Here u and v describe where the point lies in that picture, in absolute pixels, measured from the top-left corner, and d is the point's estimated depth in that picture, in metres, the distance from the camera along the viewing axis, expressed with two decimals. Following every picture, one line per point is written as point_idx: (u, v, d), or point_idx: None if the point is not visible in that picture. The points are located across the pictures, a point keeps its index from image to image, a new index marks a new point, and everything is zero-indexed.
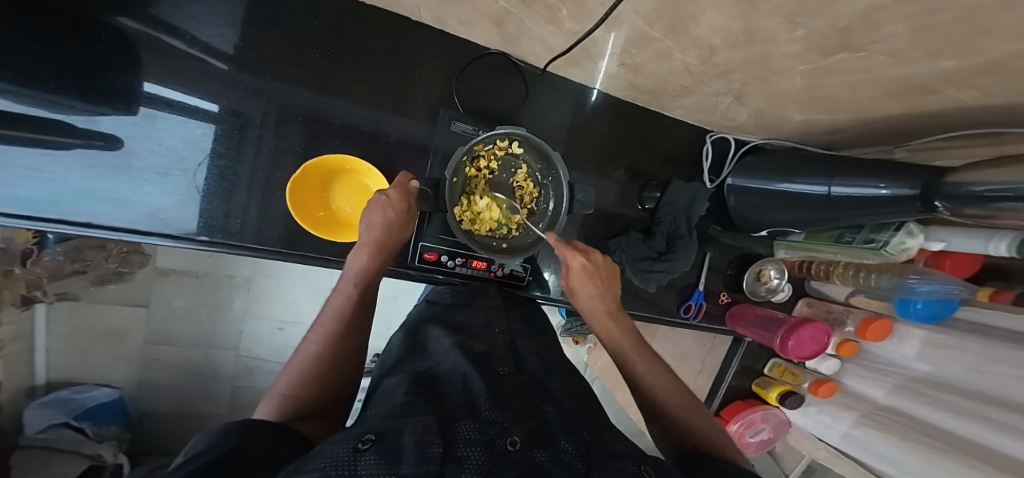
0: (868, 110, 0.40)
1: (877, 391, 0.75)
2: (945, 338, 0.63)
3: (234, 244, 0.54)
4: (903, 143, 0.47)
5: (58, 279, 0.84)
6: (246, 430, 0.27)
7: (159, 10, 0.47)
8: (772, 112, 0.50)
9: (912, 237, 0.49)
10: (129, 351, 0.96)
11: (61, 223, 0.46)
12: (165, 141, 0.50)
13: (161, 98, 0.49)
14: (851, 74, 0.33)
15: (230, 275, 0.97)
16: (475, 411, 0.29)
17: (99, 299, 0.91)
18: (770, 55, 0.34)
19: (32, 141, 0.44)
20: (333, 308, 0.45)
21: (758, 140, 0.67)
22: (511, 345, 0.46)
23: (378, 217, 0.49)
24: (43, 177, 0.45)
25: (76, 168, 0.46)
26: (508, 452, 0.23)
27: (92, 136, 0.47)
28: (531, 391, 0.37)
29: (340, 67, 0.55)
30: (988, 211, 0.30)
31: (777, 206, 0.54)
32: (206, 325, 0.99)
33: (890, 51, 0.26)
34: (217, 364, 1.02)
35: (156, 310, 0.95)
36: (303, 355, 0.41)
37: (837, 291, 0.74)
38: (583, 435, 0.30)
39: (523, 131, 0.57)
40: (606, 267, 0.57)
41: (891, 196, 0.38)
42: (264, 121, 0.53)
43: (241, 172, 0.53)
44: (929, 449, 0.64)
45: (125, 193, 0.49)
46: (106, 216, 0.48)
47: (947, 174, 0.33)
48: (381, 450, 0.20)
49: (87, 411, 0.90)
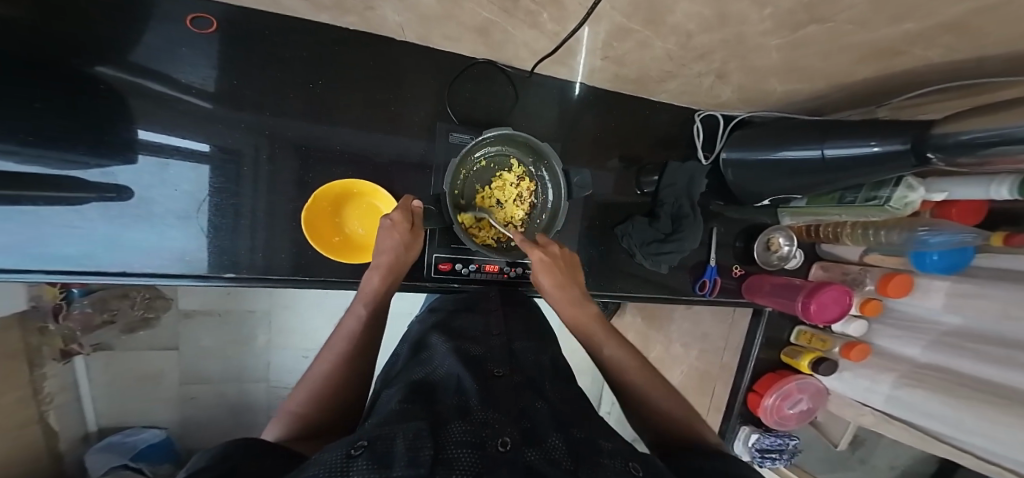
0: (852, 76, 0.40)
1: (912, 349, 0.73)
2: (968, 287, 0.63)
3: (255, 277, 0.57)
4: (884, 102, 0.48)
5: (90, 331, 0.89)
6: (241, 454, 0.27)
7: (166, 69, 0.50)
8: (756, 86, 0.50)
9: (913, 191, 0.48)
10: (166, 393, 1.00)
11: (95, 274, 0.50)
12: (178, 187, 0.52)
13: (167, 144, 0.51)
14: (824, 44, 0.33)
15: (250, 309, 1.01)
16: (466, 412, 0.30)
17: (131, 346, 0.95)
18: (743, 34, 0.34)
19: (56, 198, 0.47)
20: (345, 330, 0.47)
21: (746, 114, 0.67)
22: (507, 346, 0.46)
23: (389, 241, 0.52)
24: (75, 232, 0.49)
25: (96, 221, 0.49)
26: (499, 453, 0.24)
27: (104, 188, 0.49)
28: (524, 392, 0.37)
29: (333, 97, 0.57)
30: (979, 158, 0.30)
31: (773, 175, 0.54)
32: (235, 359, 1.02)
33: (858, 20, 0.27)
34: (252, 396, 1.06)
35: (186, 351, 0.99)
36: (316, 375, 0.43)
37: (850, 251, 0.74)
38: (574, 433, 0.31)
39: (508, 131, 0.58)
40: (569, 259, 0.59)
41: (884, 152, 0.38)
42: (266, 157, 0.56)
43: (251, 207, 0.56)
44: (976, 401, 0.61)
45: (150, 240, 0.52)
46: (135, 264, 0.52)
47: (934, 125, 0.33)
48: (373, 456, 0.21)
49: (139, 451, 0.94)
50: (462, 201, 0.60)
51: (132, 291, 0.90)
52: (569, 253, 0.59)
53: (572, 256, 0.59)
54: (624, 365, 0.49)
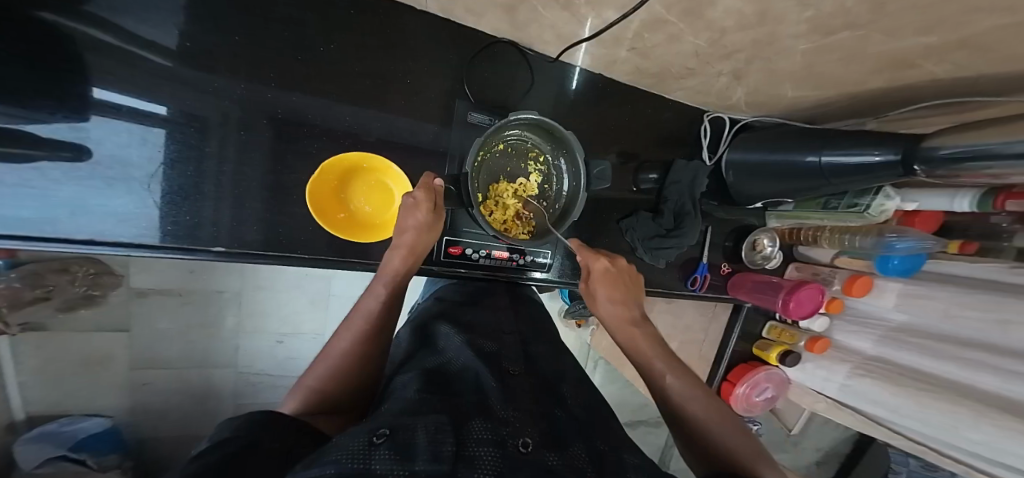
0: (857, 85, 0.44)
1: (864, 343, 0.81)
2: (915, 289, 0.71)
3: (245, 252, 0.54)
4: (879, 115, 0.52)
5: (19, 309, 0.75)
6: (261, 425, 0.28)
7: (161, 16, 0.46)
8: (768, 89, 0.53)
9: (889, 199, 0.54)
10: (115, 378, 0.92)
11: (58, 241, 0.45)
12: (160, 148, 0.48)
13: (141, 108, 0.47)
14: (846, 52, 0.36)
15: (219, 290, 0.94)
16: (487, 409, 0.31)
17: (72, 326, 0.86)
18: (775, 35, 0.36)
19: (10, 155, 0.42)
20: (364, 309, 0.45)
21: (750, 119, 0.71)
22: (520, 346, 0.49)
23: (410, 220, 0.50)
24: (29, 194, 0.43)
25: (46, 185, 0.44)
26: (521, 453, 0.26)
27: (57, 145, 0.44)
28: (540, 393, 0.39)
29: (346, 65, 0.55)
30: (955, 171, 0.34)
31: (772, 178, 0.58)
32: (199, 342, 0.96)
33: (887, 30, 0.30)
34: (217, 382, 0.99)
35: (141, 333, 0.91)
36: (335, 351, 0.42)
37: (822, 253, 0.81)
38: (597, 444, 0.33)
39: (533, 115, 0.56)
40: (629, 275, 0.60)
41: (882, 162, 0.41)
42: (270, 126, 0.53)
43: (251, 177, 0.53)
44: (917, 390, 0.70)
45: (126, 206, 0.48)
46: (106, 232, 0.47)
47: (924, 139, 0.37)
48: (394, 444, 0.22)
49: (80, 440, 0.86)
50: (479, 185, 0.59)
51: (72, 264, 0.80)
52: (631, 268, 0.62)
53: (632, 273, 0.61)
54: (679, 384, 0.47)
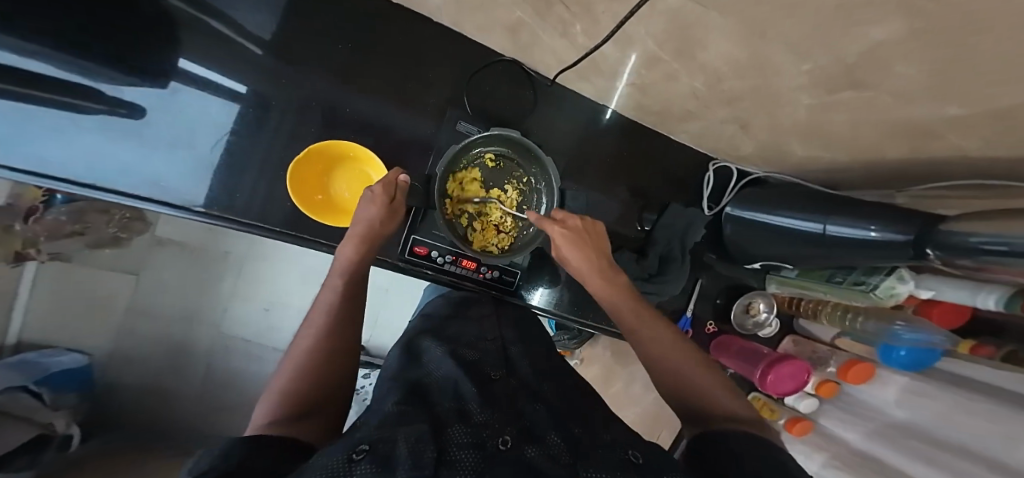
0: (869, 151, 0.40)
1: (851, 434, 0.75)
2: (923, 387, 0.62)
3: (226, 217, 0.55)
4: (903, 189, 0.45)
5: (55, 239, 0.82)
6: (245, 450, 0.28)
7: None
8: (776, 146, 0.51)
9: (902, 283, 0.50)
10: (109, 319, 0.95)
11: (66, 182, 0.49)
12: (178, 115, 0.52)
13: (195, 76, 0.52)
14: (858, 114, 0.34)
15: (226, 251, 0.98)
16: (465, 416, 0.32)
17: (93, 263, 0.91)
18: (774, 86, 0.36)
19: (61, 104, 0.48)
20: (323, 302, 0.45)
21: (762, 172, 0.65)
22: (503, 352, 0.47)
23: (366, 211, 0.49)
24: (58, 139, 0.48)
25: (94, 136, 0.49)
26: (499, 450, 0.28)
27: (117, 104, 0.50)
28: (520, 393, 0.39)
29: (358, 63, 0.57)
30: (979, 263, 0.30)
31: (774, 240, 0.55)
32: (192, 299, 0.98)
33: (896, 93, 0.27)
34: (196, 338, 0.99)
35: (147, 279, 0.95)
36: (300, 349, 0.41)
37: (823, 331, 0.74)
38: (573, 429, 0.34)
39: (512, 134, 0.58)
40: (592, 229, 0.55)
41: (878, 238, 0.40)
42: (292, 110, 0.56)
43: (249, 153, 0.55)
44: None
45: (131, 160, 0.51)
46: (108, 179, 0.50)
47: (941, 222, 0.34)
48: (375, 458, 0.23)
49: (51, 375, 0.83)
50: (449, 191, 0.59)
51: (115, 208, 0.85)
52: (591, 221, 0.56)
53: (595, 225, 0.56)
54: (655, 344, 0.46)
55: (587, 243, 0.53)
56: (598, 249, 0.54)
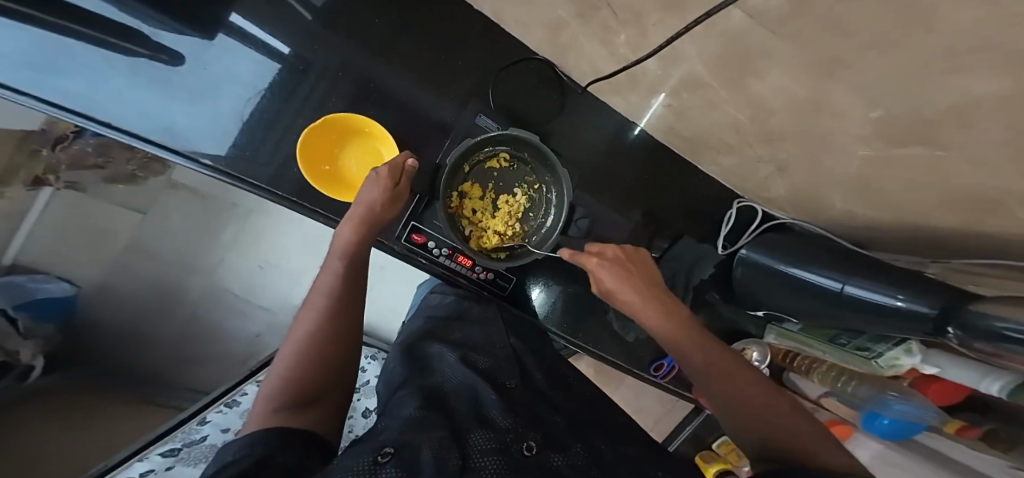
0: (911, 215, 0.38)
1: None
2: (893, 456, 0.68)
3: (236, 176, 0.53)
4: (940, 258, 0.40)
5: (75, 169, 0.87)
6: (263, 444, 0.30)
7: None
8: (812, 190, 0.50)
9: (906, 356, 0.49)
10: (105, 253, 0.89)
11: (88, 119, 0.47)
12: (209, 67, 0.51)
13: (250, 32, 0.52)
14: (910, 173, 0.32)
15: (234, 204, 0.97)
16: (485, 422, 0.35)
17: (105, 197, 0.89)
18: (827, 97, 0.34)
19: (97, 40, 0.46)
20: (323, 285, 0.44)
21: (789, 219, 0.62)
22: (515, 359, 0.52)
23: (370, 193, 0.47)
24: (84, 73, 0.46)
25: (127, 78, 0.48)
26: (524, 456, 0.30)
27: (158, 49, 0.49)
28: (539, 404, 0.43)
29: (393, 38, 0.56)
30: (995, 349, 0.29)
31: (788, 293, 0.54)
32: (193, 246, 0.96)
33: (959, 158, 0.25)
34: (188, 284, 0.96)
35: (154, 220, 0.93)
36: (302, 332, 0.41)
37: (810, 388, 0.74)
38: (597, 442, 0.36)
39: (525, 135, 0.56)
40: (633, 256, 0.53)
41: (906, 308, 0.38)
42: (328, 78, 0.55)
43: (263, 107, 0.53)
44: None
45: (153, 105, 0.49)
46: (126, 120, 0.48)
47: (968, 302, 0.32)
48: (399, 462, 0.26)
49: (35, 301, 0.80)
50: (457, 185, 0.57)
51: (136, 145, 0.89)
52: (633, 249, 0.54)
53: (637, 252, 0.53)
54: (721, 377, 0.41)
55: (630, 271, 0.50)
56: (643, 276, 0.51)
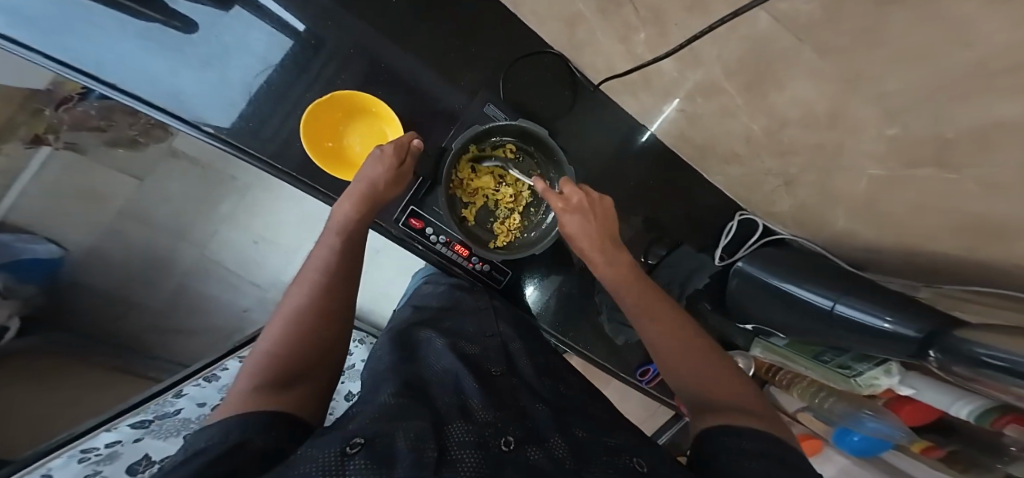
0: (912, 238, 0.38)
1: None
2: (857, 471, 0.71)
3: (239, 148, 0.52)
4: (931, 284, 0.42)
5: (77, 130, 0.83)
6: (241, 426, 0.29)
7: None
8: (820, 207, 0.50)
9: (886, 376, 0.50)
10: (98, 217, 0.89)
11: (93, 79, 0.46)
12: (221, 36, 0.50)
13: (267, 7, 0.51)
14: (919, 193, 0.32)
15: (233, 177, 0.93)
16: (466, 412, 0.35)
17: (104, 161, 0.87)
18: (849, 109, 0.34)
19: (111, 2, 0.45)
20: (317, 261, 0.43)
21: (788, 235, 0.62)
22: (504, 349, 0.51)
23: (371, 171, 0.47)
24: (94, 34, 0.45)
25: (135, 41, 0.47)
26: (503, 451, 0.30)
27: (172, 15, 0.48)
28: (519, 391, 0.43)
29: (409, 19, 0.55)
30: (976, 373, 0.31)
31: (780, 307, 0.54)
32: (188, 216, 0.94)
33: (975, 181, 0.25)
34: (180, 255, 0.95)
35: (151, 187, 0.90)
36: (295, 305, 0.40)
37: (788, 401, 0.76)
38: (576, 434, 0.36)
39: (535, 128, 0.56)
40: (600, 205, 0.51)
41: (892, 330, 0.39)
42: (341, 53, 0.54)
43: (270, 78, 0.52)
44: None
45: (159, 69, 0.48)
46: (130, 83, 0.47)
47: (958, 329, 0.33)
48: (369, 454, 0.25)
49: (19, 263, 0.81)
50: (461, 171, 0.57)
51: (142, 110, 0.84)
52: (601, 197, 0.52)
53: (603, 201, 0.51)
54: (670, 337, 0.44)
55: (595, 221, 0.48)
56: (607, 229, 0.49)
